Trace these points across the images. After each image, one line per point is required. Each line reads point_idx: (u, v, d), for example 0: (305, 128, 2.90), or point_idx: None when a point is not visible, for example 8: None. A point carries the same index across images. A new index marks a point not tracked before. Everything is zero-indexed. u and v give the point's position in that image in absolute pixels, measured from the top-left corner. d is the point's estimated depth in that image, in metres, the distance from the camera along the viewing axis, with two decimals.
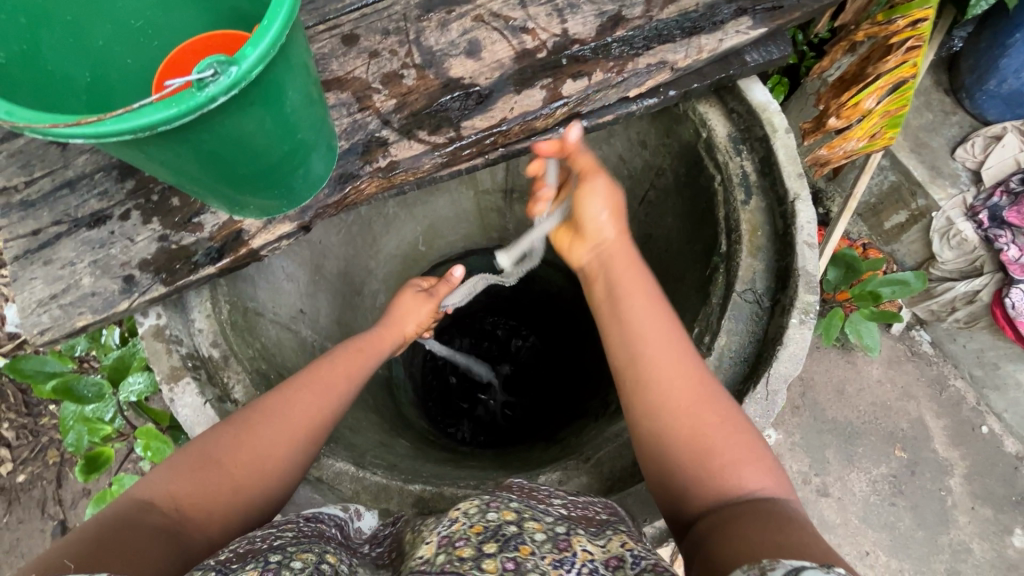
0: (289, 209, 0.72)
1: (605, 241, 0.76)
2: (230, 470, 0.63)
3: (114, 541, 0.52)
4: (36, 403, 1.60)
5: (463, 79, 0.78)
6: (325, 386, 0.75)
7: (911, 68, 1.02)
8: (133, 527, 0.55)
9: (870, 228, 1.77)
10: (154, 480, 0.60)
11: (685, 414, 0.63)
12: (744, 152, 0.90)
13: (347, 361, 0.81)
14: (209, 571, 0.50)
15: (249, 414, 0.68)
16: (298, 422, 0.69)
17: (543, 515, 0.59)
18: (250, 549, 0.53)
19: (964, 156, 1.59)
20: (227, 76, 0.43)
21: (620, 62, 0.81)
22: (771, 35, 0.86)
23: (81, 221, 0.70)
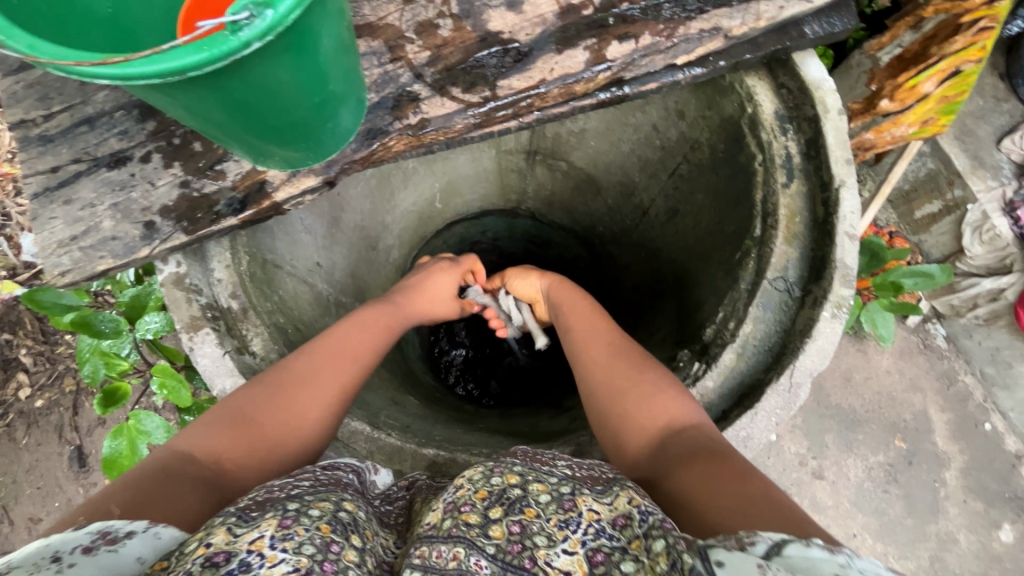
0: (315, 163, 0.69)
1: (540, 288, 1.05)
2: (264, 428, 0.65)
3: (154, 489, 0.55)
4: (53, 332, 1.62)
5: (502, 33, 0.73)
6: (346, 349, 0.77)
7: (979, 51, 0.95)
8: (178, 477, 0.57)
9: (899, 216, 1.72)
10: (192, 434, 0.62)
11: (619, 386, 0.72)
12: (790, 132, 0.86)
13: (367, 328, 0.83)
14: (230, 516, 0.50)
15: (284, 377, 0.70)
16: (328, 384, 0.72)
17: (547, 476, 0.57)
18: (270, 497, 0.53)
19: (1010, 147, 1.50)
20: (263, 20, 0.40)
21: (670, 25, 0.75)
22: (835, 6, 0.81)
23: (101, 161, 0.67)
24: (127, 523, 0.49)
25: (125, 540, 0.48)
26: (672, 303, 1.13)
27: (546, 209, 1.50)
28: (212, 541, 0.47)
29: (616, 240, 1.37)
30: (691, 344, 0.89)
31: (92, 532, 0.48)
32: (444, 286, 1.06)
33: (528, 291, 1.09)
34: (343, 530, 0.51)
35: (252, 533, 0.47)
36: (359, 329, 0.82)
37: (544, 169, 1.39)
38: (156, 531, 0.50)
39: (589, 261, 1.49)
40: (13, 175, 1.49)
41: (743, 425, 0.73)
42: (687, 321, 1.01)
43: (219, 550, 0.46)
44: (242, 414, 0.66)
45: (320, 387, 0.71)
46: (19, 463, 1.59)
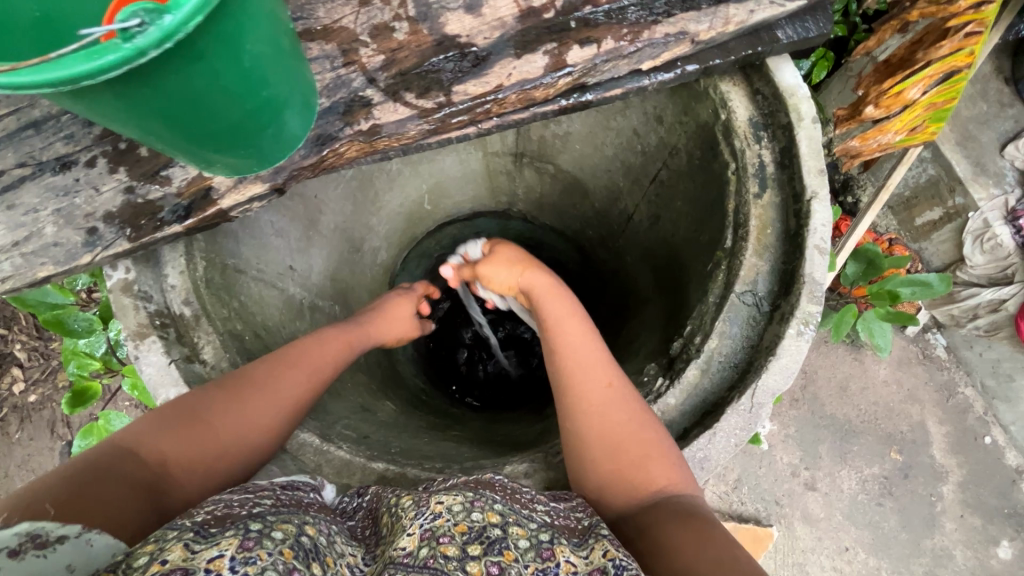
0: (261, 169, 0.67)
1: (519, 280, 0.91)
2: (216, 432, 0.65)
3: (94, 489, 0.53)
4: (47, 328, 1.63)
5: (460, 37, 0.71)
6: (308, 361, 0.78)
7: (967, 57, 0.91)
8: (121, 479, 0.56)
9: (899, 223, 1.67)
10: (139, 432, 0.62)
11: (610, 424, 0.70)
12: (764, 140, 0.83)
13: (330, 342, 0.83)
14: (186, 531, 0.49)
15: (240, 383, 0.70)
16: (284, 395, 0.72)
17: (527, 521, 0.56)
18: (228, 514, 0.52)
19: (1014, 154, 1.46)
20: (158, 28, 0.39)
21: (635, 29, 0.73)
22: (810, 9, 0.77)
23: (46, 166, 0.66)
24: (59, 526, 0.46)
25: (55, 545, 0.45)
26: (653, 311, 1.10)
27: (537, 212, 1.47)
28: (168, 558, 0.45)
29: (605, 244, 1.34)
30: (659, 358, 0.86)
31: (20, 534, 0.44)
32: (395, 315, 1.01)
33: (503, 287, 0.95)
34: (305, 557, 0.48)
35: (210, 550, 0.45)
36: (315, 345, 0.80)
37: (532, 172, 1.36)
38: (87, 539, 0.47)
39: (581, 265, 1.46)
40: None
41: (700, 446, 0.71)
42: (661, 332, 0.98)
43: (175, 566, 0.44)
44: (190, 417, 0.65)
45: (276, 399, 0.71)
46: (11, 457, 1.60)
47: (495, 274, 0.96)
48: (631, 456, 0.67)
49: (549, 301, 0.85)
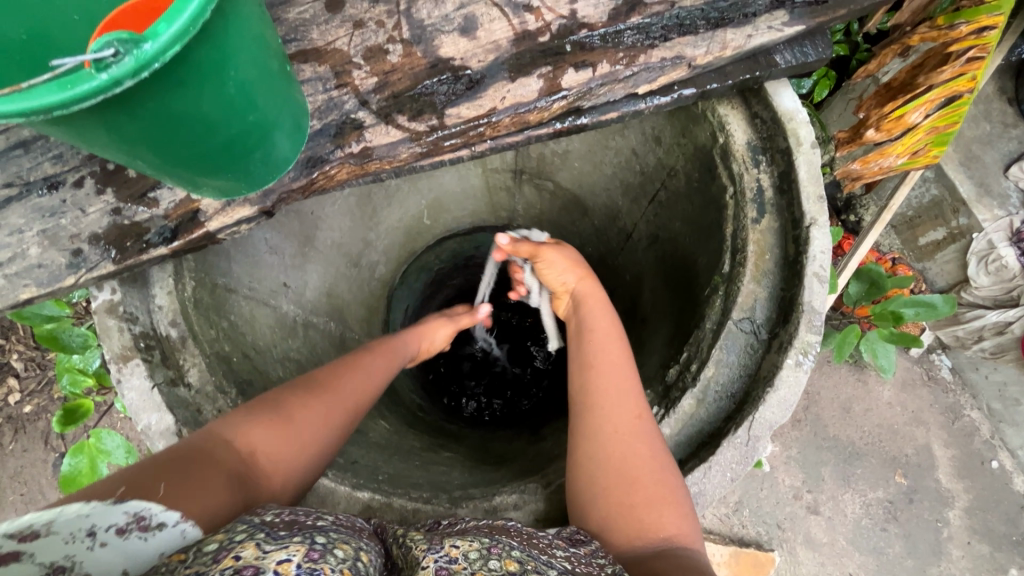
0: (250, 192, 0.66)
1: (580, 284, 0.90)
2: (298, 430, 0.65)
3: (194, 471, 0.53)
4: None
5: (454, 59, 0.71)
6: (368, 375, 0.79)
7: (969, 81, 0.89)
8: (218, 465, 0.55)
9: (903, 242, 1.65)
10: (232, 423, 0.62)
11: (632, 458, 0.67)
12: (763, 164, 0.81)
13: (383, 358, 0.84)
14: (255, 532, 0.42)
15: (315, 389, 0.71)
16: (350, 403, 0.73)
17: (546, 569, 0.50)
18: (294, 522, 0.46)
19: (1017, 175, 1.45)
20: (133, 57, 0.38)
21: (631, 53, 0.73)
22: (809, 33, 0.76)
23: (33, 186, 0.65)
24: (161, 511, 0.47)
25: (157, 530, 0.45)
26: (651, 332, 1.07)
27: (537, 228, 1.45)
28: (240, 555, 0.38)
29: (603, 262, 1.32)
30: (654, 385, 0.84)
31: (128, 515, 0.46)
32: (436, 325, 1.02)
33: (556, 284, 0.93)
34: None
35: (280, 551, 0.39)
36: (375, 358, 0.83)
37: (531, 189, 1.35)
38: (183, 530, 0.47)
39: None
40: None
41: (696, 480, 0.69)
42: (657, 354, 0.95)
43: (248, 564, 0.37)
44: (279, 410, 0.65)
45: (344, 406, 0.72)
46: (4, 468, 1.58)
47: (552, 269, 0.92)
48: (651, 493, 0.64)
49: (597, 314, 0.85)
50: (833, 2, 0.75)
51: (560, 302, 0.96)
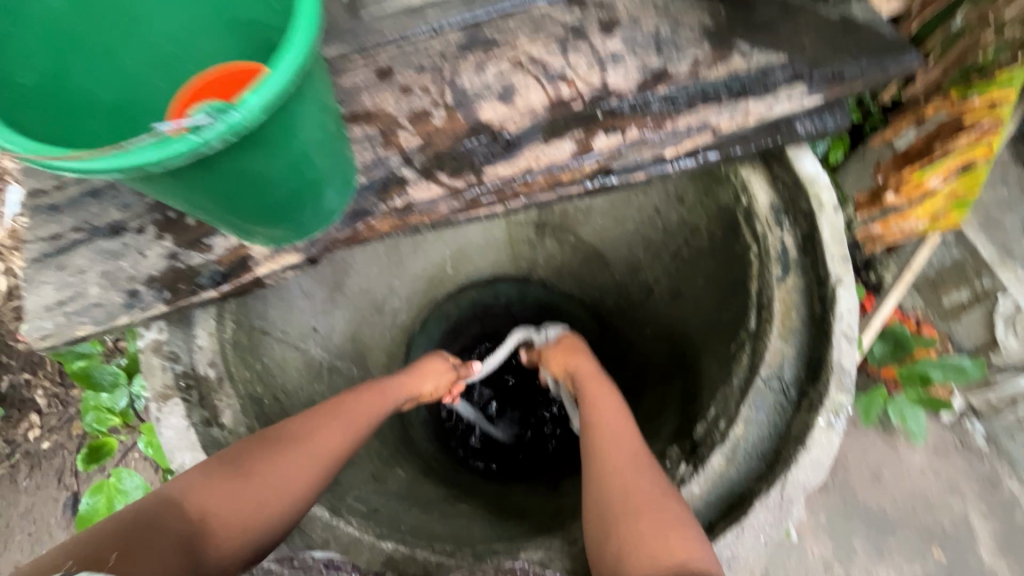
0: (298, 240, 0.70)
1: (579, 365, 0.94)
2: (256, 483, 0.66)
3: (137, 541, 0.55)
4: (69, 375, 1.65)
5: (492, 122, 0.76)
6: (345, 419, 0.78)
7: (985, 149, 0.91)
8: (162, 533, 0.58)
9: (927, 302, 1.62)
10: (188, 480, 0.64)
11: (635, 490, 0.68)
12: (786, 225, 0.84)
13: (366, 401, 0.83)
14: None
15: (281, 439, 0.71)
16: (321, 450, 0.72)
17: None
18: None
19: None
20: (225, 122, 0.43)
21: (658, 119, 0.77)
22: (827, 105, 0.80)
23: (100, 231, 0.70)
24: None
25: None
26: (673, 387, 1.07)
27: (557, 280, 1.45)
28: None
29: (624, 316, 1.32)
30: (681, 442, 0.83)
31: None
32: (433, 371, 0.96)
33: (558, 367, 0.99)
34: None
35: None
36: (358, 404, 0.81)
37: (553, 242, 1.39)
38: None
39: (600, 333, 1.40)
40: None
41: (728, 543, 0.67)
42: (682, 410, 0.95)
43: None
44: (239, 467, 0.66)
45: (313, 453, 0.71)
46: (16, 506, 1.58)
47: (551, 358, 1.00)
48: (652, 520, 0.64)
49: (592, 383, 0.89)
50: (850, 76, 0.79)
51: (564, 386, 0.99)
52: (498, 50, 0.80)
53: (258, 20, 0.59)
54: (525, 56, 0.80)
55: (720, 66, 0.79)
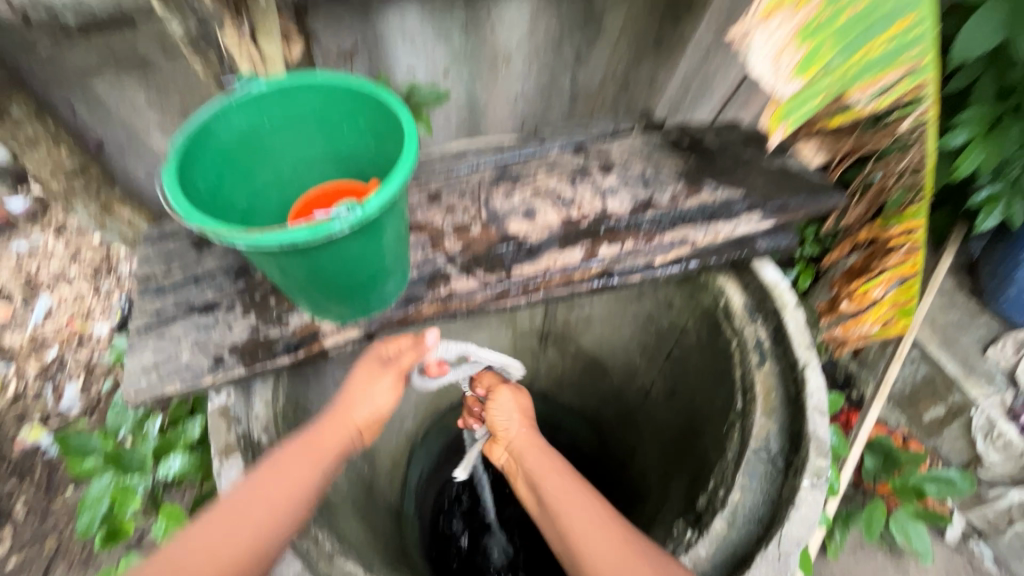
0: (360, 319, 0.86)
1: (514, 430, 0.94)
2: None
3: None
4: (56, 483, 1.59)
5: (519, 234, 0.97)
6: (255, 507, 0.69)
7: (912, 267, 1.07)
8: None
9: (909, 418, 1.87)
10: None
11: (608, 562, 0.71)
12: (759, 321, 1.01)
13: (284, 470, 0.73)
14: None
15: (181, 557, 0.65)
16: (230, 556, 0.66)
17: None
18: None
19: (996, 356, 1.67)
20: (354, 215, 0.62)
21: (648, 235, 0.99)
22: (780, 227, 1.02)
23: (195, 308, 0.86)
24: None
25: None
26: (676, 479, 1.14)
27: (557, 391, 1.62)
28: None
29: (622, 424, 1.45)
30: (685, 515, 0.90)
31: None
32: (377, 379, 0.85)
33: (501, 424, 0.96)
34: None
35: None
36: (295, 454, 0.76)
37: (555, 351, 1.54)
38: None
39: (599, 448, 1.52)
40: (82, 331, 1.76)
41: None
42: (685, 493, 1.02)
43: None
44: None
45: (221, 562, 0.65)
46: None
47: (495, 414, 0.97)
48: None
49: (536, 455, 0.89)
50: (793, 207, 1.03)
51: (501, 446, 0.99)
52: (522, 183, 1.04)
53: (363, 163, 0.81)
54: (543, 187, 1.04)
55: (693, 198, 1.03)
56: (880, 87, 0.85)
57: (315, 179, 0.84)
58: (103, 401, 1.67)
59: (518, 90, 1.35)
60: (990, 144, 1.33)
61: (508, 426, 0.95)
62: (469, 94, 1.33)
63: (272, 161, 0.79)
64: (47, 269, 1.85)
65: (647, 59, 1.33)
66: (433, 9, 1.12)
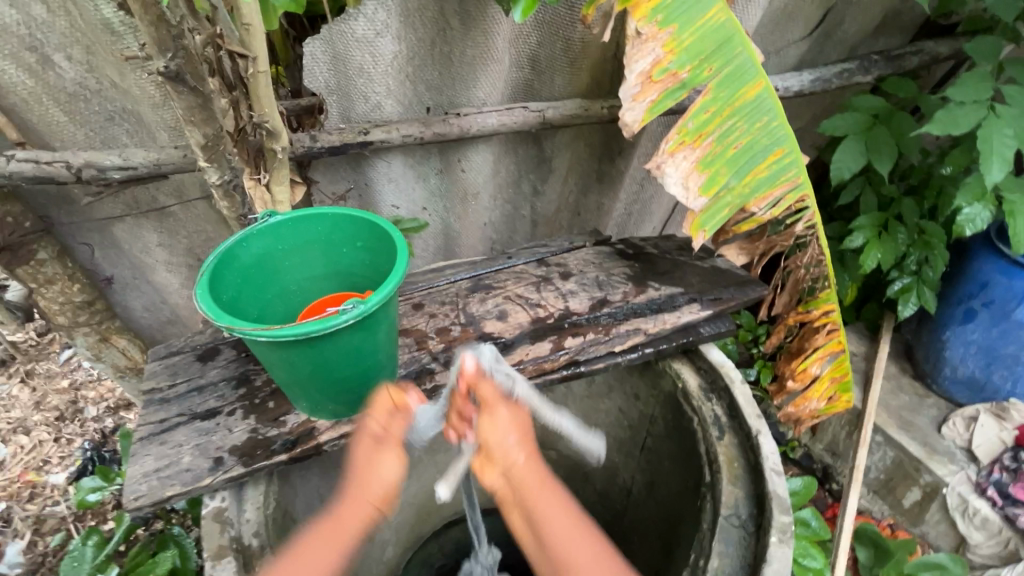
0: (353, 415, 0.94)
1: (513, 465, 0.67)
2: None
3: None
4: None
5: (494, 332, 1.11)
6: None
7: (839, 344, 1.27)
8: None
9: (891, 506, 1.89)
10: None
11: None
12: (713, 399, 1.13)
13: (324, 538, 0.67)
14: None
15: None
16: None
17: None
18: None
19: (952, 433, 1.78)
20: (359, 311, 0.74)
21: (606, 326, 1.14)
22: (717, 316, 1.20)
23: (198, 415, 0.93)
24: None
25: None
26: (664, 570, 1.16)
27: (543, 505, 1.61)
28: None
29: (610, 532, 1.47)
30: None
31: None
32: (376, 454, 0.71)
33: (496, 448, 0.67)
34: None
35: None
36: (315, 543, 0.66)
37: None
38: None
39: None
40: (34, 482, 1.69)
41: None
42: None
43: None
44: None
45: None
46: None
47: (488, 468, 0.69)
48: None
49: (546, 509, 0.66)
50: (726, 297, 1.22)
51: (485, 467, 0.69)
52: (494, 291, 1.20)
53: (360, 278, 0.96)
54: (514, 294, 1.19)
55: (641, 295, 1.21)
56: (771, 201, 1.08)
57: (316, 293, 0.98)
58: (51, 557, 1.55)
59: (485, 218, 1.58)
60: (885, 245, 1.61)
61: (508, 450, 0.67)
62: (444, 223, 1.55)
63: (281, 279, 0.93)
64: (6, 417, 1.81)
65: (593, 190, 1.61)
66: (414, 159, 1.37)
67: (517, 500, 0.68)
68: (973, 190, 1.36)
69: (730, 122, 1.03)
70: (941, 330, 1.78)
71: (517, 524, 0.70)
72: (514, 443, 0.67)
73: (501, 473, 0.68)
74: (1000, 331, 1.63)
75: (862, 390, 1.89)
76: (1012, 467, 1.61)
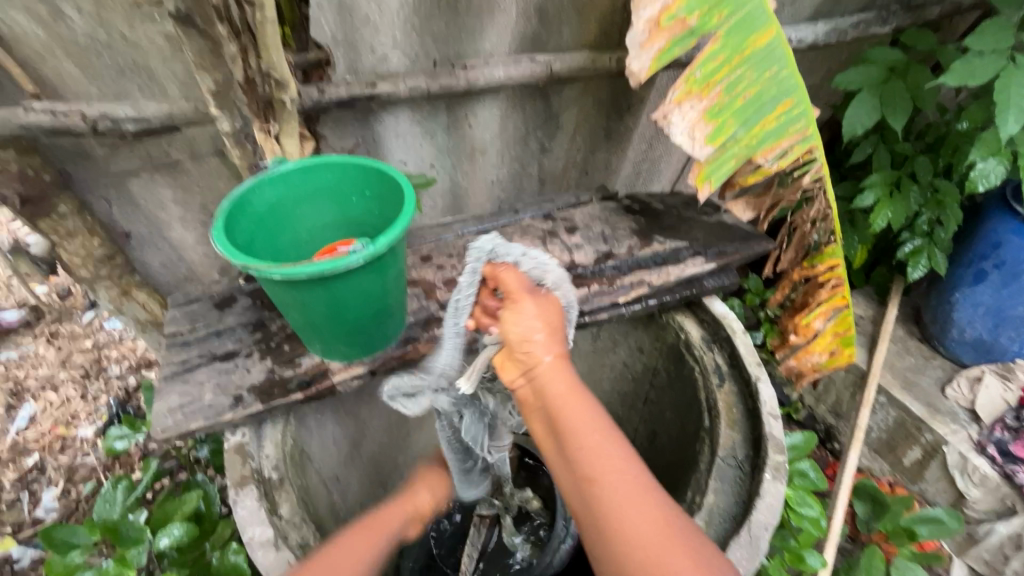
0: (365, 357, 0.98)
1: (539, 365, 0.76)
2: None
3: None
4: None
5: None
6: None
7: (842, 299, 1.28)
8: None
9: (891, 465, 1.92)
10: None
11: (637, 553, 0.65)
12: (715, 349, 1.15)
13: None
14: None
15: None
16: None
17: None
18: None
19: (955, 394, 1.78)
20: (369, 251, 0.77)
21: (611, 278, 1.15)
22: (721, 268, 1.21)
23: (218, 356, 0.97)
24: None
25: None
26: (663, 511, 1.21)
27: None
28: None
29: None
30: None
31: None
32: None
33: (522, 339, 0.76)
34: None
35: None
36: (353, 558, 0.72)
37: None
38: None
39: None
40: (63, 435, 1.77)
41: None
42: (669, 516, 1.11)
43: None
44: None
45: None
46: None
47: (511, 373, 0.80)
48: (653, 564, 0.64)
49: (572, 409, 0.73)
50: (730, 251, 1.23)
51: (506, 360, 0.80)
52: None
53: (368, 225, 0.98)
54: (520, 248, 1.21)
55: (646, 249, 1.22)
56: (778, 152, 1.08)
57: (326, 242, 1.01)
58: (84, 503, 1.64)
59: (493, 176, 1.58)
60: (896, 204, 1.59)
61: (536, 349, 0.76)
62: (452, 181, 1.55)
63: (293, 228, 0.97)
64: (35, 374, 1.89)
65: (601, 147, 1.61)
66: (422, 115, 1.37)
67: (540, 398, 0.76)
68: (988, 145, 1.33)
69: (740, 71, 1.02)
70: (950, 291, 1.77)
71: (535, 424, 0.78)
72: (540, 338, 0.76)
73: (524, 372, 0.77)
74: (1010, 292, 1.63)
75: (868, 351, 1.90)
76: (1013, 426, 1.62)
